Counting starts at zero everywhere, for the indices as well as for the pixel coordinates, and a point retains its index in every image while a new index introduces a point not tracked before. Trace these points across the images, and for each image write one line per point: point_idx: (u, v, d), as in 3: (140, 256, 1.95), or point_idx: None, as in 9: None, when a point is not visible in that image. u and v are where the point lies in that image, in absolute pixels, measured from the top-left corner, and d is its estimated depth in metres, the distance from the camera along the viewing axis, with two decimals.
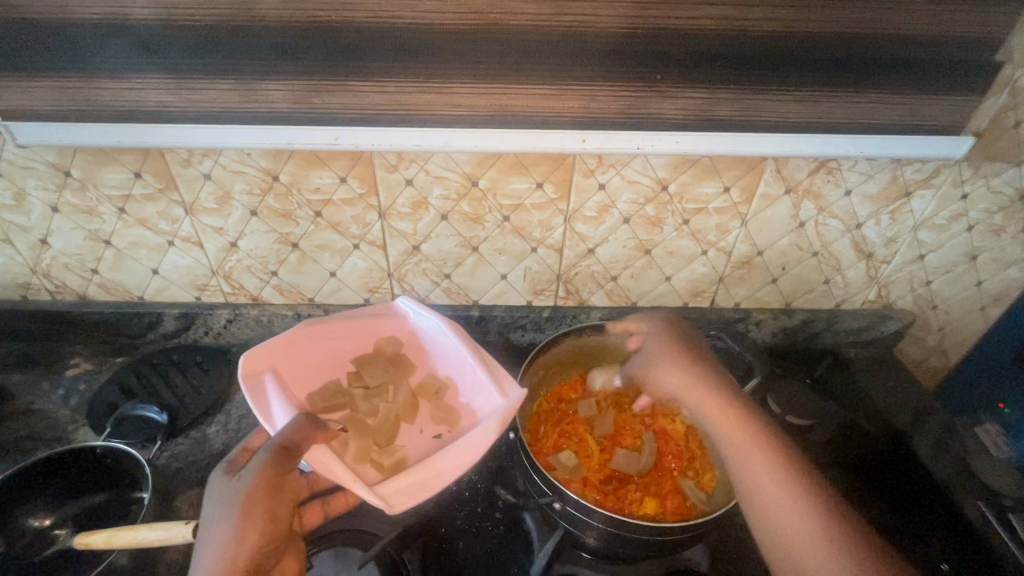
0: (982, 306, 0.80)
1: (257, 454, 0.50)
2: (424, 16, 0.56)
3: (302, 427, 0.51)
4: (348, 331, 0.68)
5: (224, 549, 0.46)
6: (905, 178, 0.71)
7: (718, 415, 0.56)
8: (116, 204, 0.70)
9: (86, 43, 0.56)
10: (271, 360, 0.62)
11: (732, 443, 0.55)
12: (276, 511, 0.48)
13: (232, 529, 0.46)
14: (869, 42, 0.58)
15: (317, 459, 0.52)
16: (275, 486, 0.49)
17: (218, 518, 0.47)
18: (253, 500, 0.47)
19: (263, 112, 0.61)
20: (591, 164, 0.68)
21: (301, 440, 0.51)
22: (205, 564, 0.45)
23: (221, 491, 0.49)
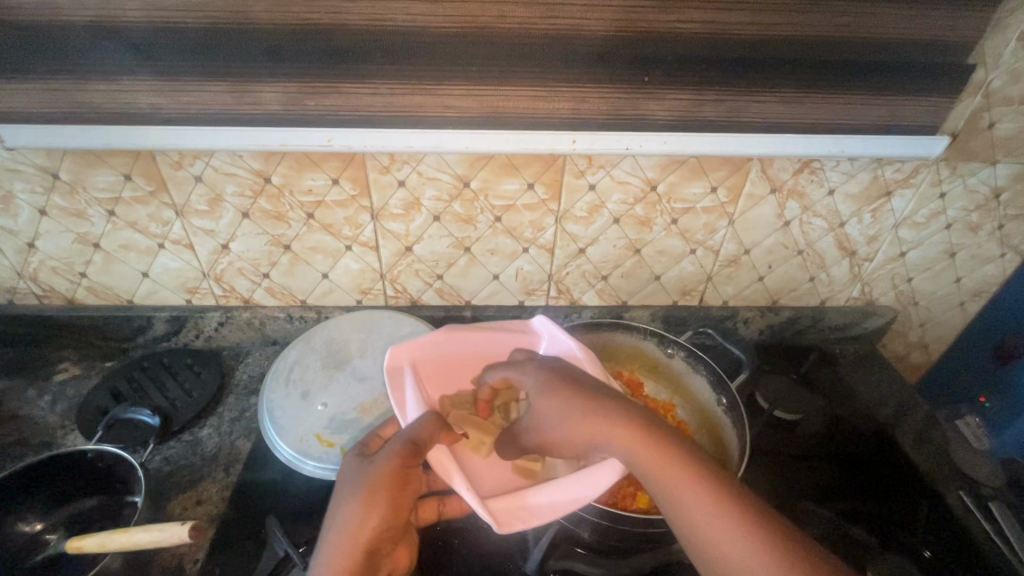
0: (962, 301, 0.84)
1: (389, 442, 0.52)
2: (415, 20, 0.56)
3: (432, 424, 0.53)
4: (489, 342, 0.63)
5: (349, 526, 0.49)
6: (885, 178, 0.73)
7: (626, 446, 0.49)
8: (106, 207, 0.70)
9: (75, 45, 0.56)
10: (412, 355, 0.60)
11: (652, 473, 0.48)
12: (399, 499, 0.51)
13: (358, 509, 0.49)
14: (849, 45, 0.60)
15: (437, 460, 0.52)
16: (401, 475, 0.51)
17: (348, 496, 0.50)
18: (379, 485, 0.50)
19: (254, 113, 0.62)
20: (582, 164, 0.69)
21: (431, 439, 0.52)
22: (331, 535, 0.49)
23: (355, 470, 0.53)
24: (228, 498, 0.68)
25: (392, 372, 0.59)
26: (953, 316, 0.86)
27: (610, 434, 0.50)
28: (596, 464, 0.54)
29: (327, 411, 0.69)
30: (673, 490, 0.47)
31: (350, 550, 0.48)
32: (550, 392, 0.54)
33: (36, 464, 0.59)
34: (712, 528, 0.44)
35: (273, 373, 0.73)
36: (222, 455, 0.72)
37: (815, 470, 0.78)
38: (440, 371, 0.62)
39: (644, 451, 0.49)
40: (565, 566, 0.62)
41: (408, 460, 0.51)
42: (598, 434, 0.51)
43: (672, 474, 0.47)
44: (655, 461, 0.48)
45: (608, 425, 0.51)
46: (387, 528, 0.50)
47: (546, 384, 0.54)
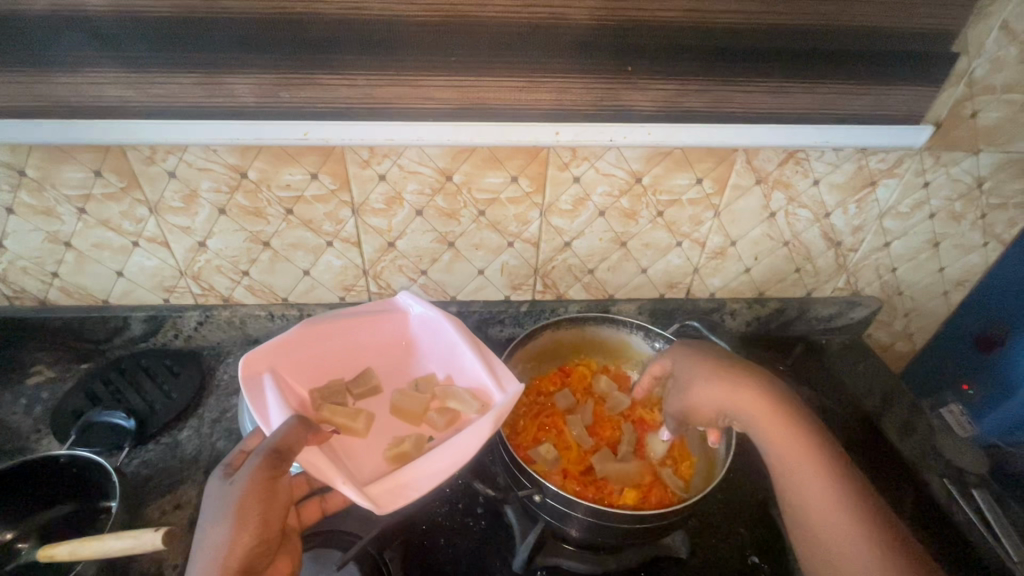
0: (946, 291, 0.85)
1: (249, 458, 0.49)
2: (391, 9, 0.55)
3: (293, 429, 0.52)
4: (350, 327, 0.68)
5: (216, 554, 0.45)
6: (869, 168, 0.73)
7: (774, 432, 0.54)
8: (77, 204, 0.68)
9: (38, 35, 0.54)
10: (271, 361, 0.62)
11: (782, 453, 0.54)
12: (268, 514, 0.47)
13: (223, 531, 0.45)
14: (829, 34, 0.60)
15: (306, 460, 0.52)
16: (270, 486, 0.48)
17: (212, 523, 0.46)
18: (244, 504, 0.46)
19: (228, 107, 0.60)
20: (566, 157, 0.68)
21: (292, 441, 0.51)
22: (199, 563, 0.45)
23: (216, 494, 0.48)
24: None
25: (249, 379, 0.60)
26: (937, 305, 0.86)
27: (767, 423, 0.55)
28: (466, 431, 0.58)
29: None
30: (812, 485, 0.52)
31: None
32: (704, 364, 0.60)
33: (16, 467, 0.58)
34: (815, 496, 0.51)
35: None
36: (202, 457, 0.70)
37: None
38: (303, 367, 0.65)
39: (791, 441, 0.54)
40: (554, 562, 0.62)
41: (271, 471, 0.48)
42: (752, 421, 0.56)
43: (813, 473, 0.52)
44: (795, 450, 0.53)
45: (771, 417, 0.55)
46: (260, 545, 0.47)
47: (712, 369, 0.59)
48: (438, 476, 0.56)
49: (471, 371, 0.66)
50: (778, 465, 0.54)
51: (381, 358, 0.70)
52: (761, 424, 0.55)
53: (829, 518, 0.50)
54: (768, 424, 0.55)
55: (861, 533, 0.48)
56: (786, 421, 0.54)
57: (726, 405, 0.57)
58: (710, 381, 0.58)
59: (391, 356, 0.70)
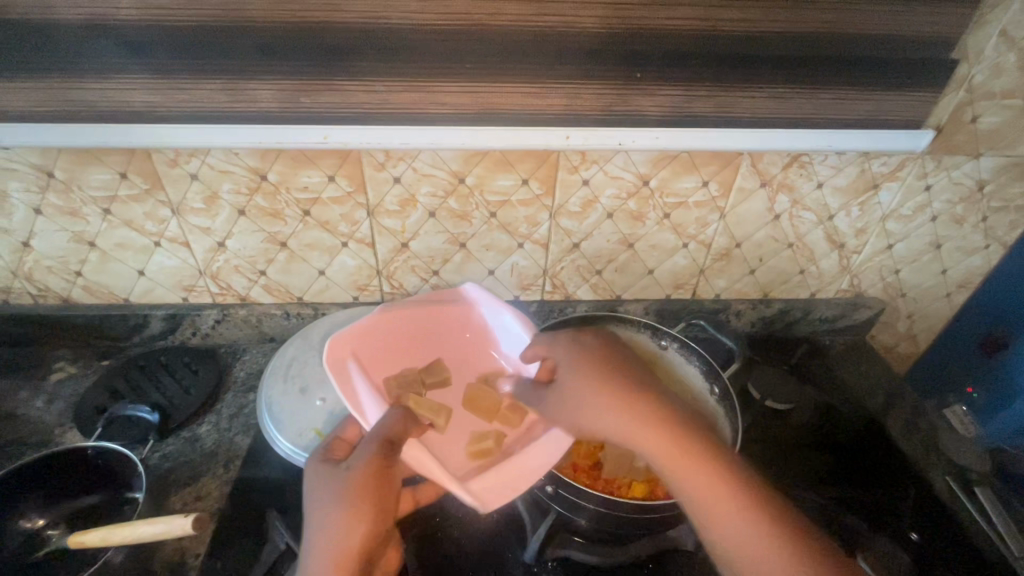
0: (948, 293, 0.86)
1: (359, 448, 0.55)
2: (408, 17, 0.57)
3: (397, 421, 0.56)
4: (419, 318, 0.69)
5: (337, 536, 0.51)
6: (872, 171, 0.74)
7: (654, 448, 0.52)
8: (102, 205, 0.70)
9: (69, 42, 0.56)
10: (354, 347, 0.65)
11: (674, 470, 0.51)
12: (382, 499, 0.53)
13: (343, 516, 0.51)
14: (833, 41, 0.62)
15: (411, 455, 0.57)
16: (383, 475, 0.53)
17: (333, 506, 0.52)
18: (360, 490, 0.52)
19: (250, 111, 0.62)
20: (575, 160, 0.70)
21: (400, 432, 0.56)
22: (322, 542, 0.51)
23: (327, 479, 0.54)
24: (228, 493, 0.68)
25: (334, 364, 0.62)
26: (940, 306, 0.88)
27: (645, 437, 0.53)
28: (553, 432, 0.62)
29: (326, 404, 0.69)
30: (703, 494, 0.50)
31: (346, 555, 0.50)
32: (589, 369, 0.58)
33: (46, 458, 0.60)
34: (718, 514, 0.49)
35: (272, 370, 0.73)
36: (221, 451, 0.72)
37: (807, 459, 0.78)
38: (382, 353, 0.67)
39: (688, 453, 0.51)
40: (562, 554, 0.64)
41: (385, 459, 0.54)
42: (632, 438, 0.53)
43: (706, 483, 0.50)
44: (692, 461, 0.51)
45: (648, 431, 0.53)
46: (377, 528, 0.52)
47: (595, 387, 0.56)
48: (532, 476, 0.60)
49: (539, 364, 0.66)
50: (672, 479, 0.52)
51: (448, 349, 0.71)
52: (646, 439, 0.53)
53: (726, 532, 0.49)
54: (638, 437, 0.53)
55: (750, 537, 0.48)
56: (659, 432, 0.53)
57: (614, 416, 0.54)
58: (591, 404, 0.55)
59: (463, 347, 0.71)
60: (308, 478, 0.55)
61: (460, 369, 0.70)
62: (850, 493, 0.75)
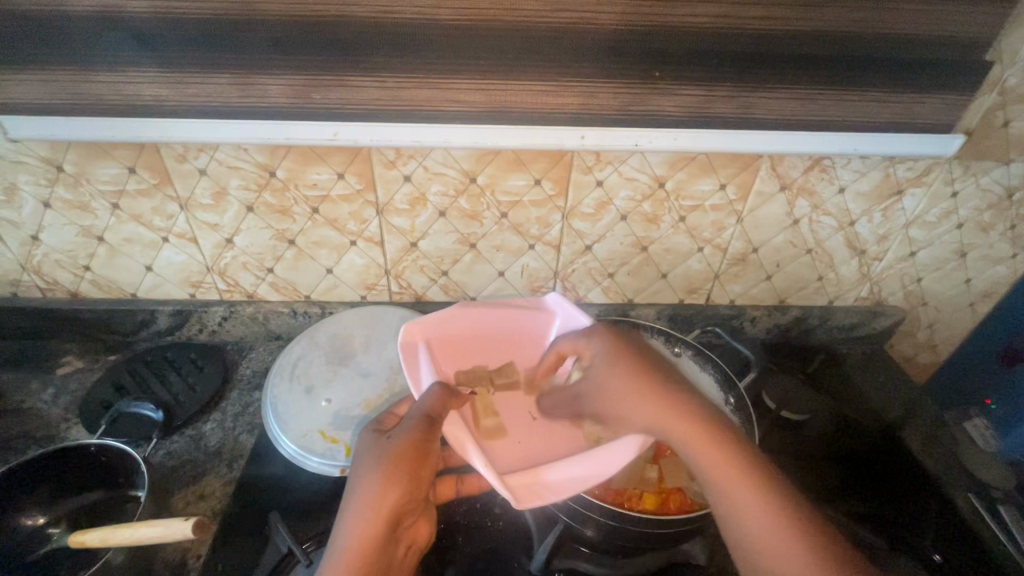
0: (971, 302, 0.80)
1: (405, 419, 0.53)
2: (422, 12, 0.56)
3: (438, 396, 0.53)
4: (497, 319, 0.65)
5: (369, 498, 0.50)
6: (896, 176, 0.72)
7: (676, 431, 0.51)
8: (110, 199, 0.70)
9: (79, 35, 0.56)
10: (429, 333, 0.63)
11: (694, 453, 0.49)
12: (420, 468, 0.52)
13: (377, 479, 0.50)
14: (861, 41, 0.59)
15: (450, 434, 0.53)
16: (421, 449, 0.52)
17: (369, 471, 0.51)
18: (399, 457, 0.51)
19: (260, 107, 0.61)
20: (589, 160, 0.68)
21: (441, 408, 0.53)
22: (355, 504, 0.50)
23: (368, 446, 0.53)
24: (231, 493, 0.67)
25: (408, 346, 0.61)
26: (962, 317, 0.82)
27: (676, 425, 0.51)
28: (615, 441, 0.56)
29: (331, 405, 0.69)
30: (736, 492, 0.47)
31: (373, 522, 0.49)
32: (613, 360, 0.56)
33: (49, 456, 0.59)
34: (736, 494, 0.47)
35: (277, 368, 0.72)
36: (225, 449, 0.72)
37: (824, 471, 0.78)
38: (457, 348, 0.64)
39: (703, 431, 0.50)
40: (570, 565, 0.63)
41: (426, 436, 0.52)
42: (649, 419, 0.52)
43: (722, 466, 0.48)
44: (706, 441, 0.49)
45: (681, 420, 0.51)
46: (407, 500, 0.51)
47: (622, 368, 0.56)
48: (576, 482, 0.55)
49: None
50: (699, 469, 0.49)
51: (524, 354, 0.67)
52: (665, 419, 0.51)
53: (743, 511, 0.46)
54: (654, 415, 0.52)
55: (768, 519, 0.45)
56: (693, 422, 0.50)
57: (636, 394, 0.54)
58: (618, 383, 0.55)
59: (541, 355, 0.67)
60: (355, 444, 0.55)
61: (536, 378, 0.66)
62: (867, 507, 0.75)
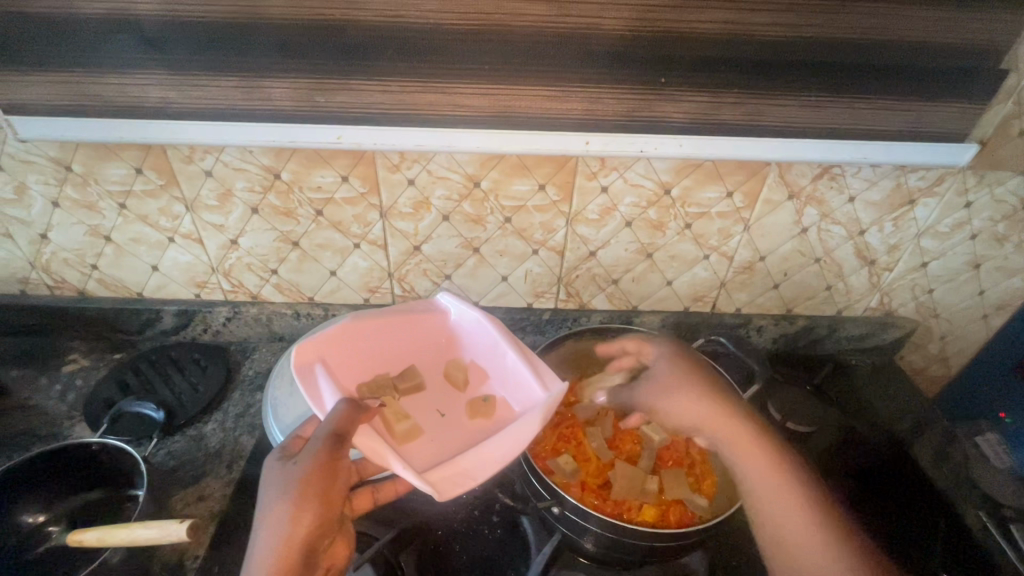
0: (986, 315, 0.81)
1: (310, 442, 0.51)
2: (429, 16, 0.56)
3: (345, 413, 0.52)
4: (389, 325, 0.66)
5: (280, 530, 0.48)
6: (908, 186, 0.71)
7: (732, 440, 0.61)
8: (117, 200, 0.70)
9: (89, 38, 0.56)
10: (322, 352, 0.60)
11: (740, 456, 0.60)
12: (329, 492, 0.50)
13: (287, 509, 0.48)
14: (872, 49, 0.58)
15: (365, 446, 0.52)
16: (328, 469, 0.50)
17: (274, 501, 0.49)
18: (309, 483, 0.49)
19: (266, 109, 0.61)
20: (594, 166, 0.67)
21: (351, 423, 0.52)
22: (264, 537, 0.48)
23: (274, 475, 0.51)
24: (230, 494, 0.67)
25: (300, 371, 0.58)
26: (975, 329, 0.82)
27: (735, 436, 0.60)
28: (519, 420, 0.58)
29: None
30: (783, 503, 0.56)
31: (282, 554, 0.47)
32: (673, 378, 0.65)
33: (61, 453, 0.60)
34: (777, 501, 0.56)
35: (279, 371, 0.72)
36: (225, 450, 0.72)
37: (834, 486, 0.74)
38: (350, 360, 0.62)
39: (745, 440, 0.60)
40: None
41: (333, 454, 0.50)
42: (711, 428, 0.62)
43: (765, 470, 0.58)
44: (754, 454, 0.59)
45: (739, 432, 0.61)
46: (318, 526, 0.49)
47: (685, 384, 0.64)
48: (495, 465, 0.56)
49: (516, 372, 0.64)
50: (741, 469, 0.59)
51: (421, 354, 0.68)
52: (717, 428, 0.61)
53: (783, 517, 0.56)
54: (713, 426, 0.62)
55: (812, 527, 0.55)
56: (738, 434, 0.61)
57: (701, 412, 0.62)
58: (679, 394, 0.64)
59: (432, 355, 0.69)
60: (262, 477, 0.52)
61: (433, 378, 0.68)
62: (879, 525, 0.71)
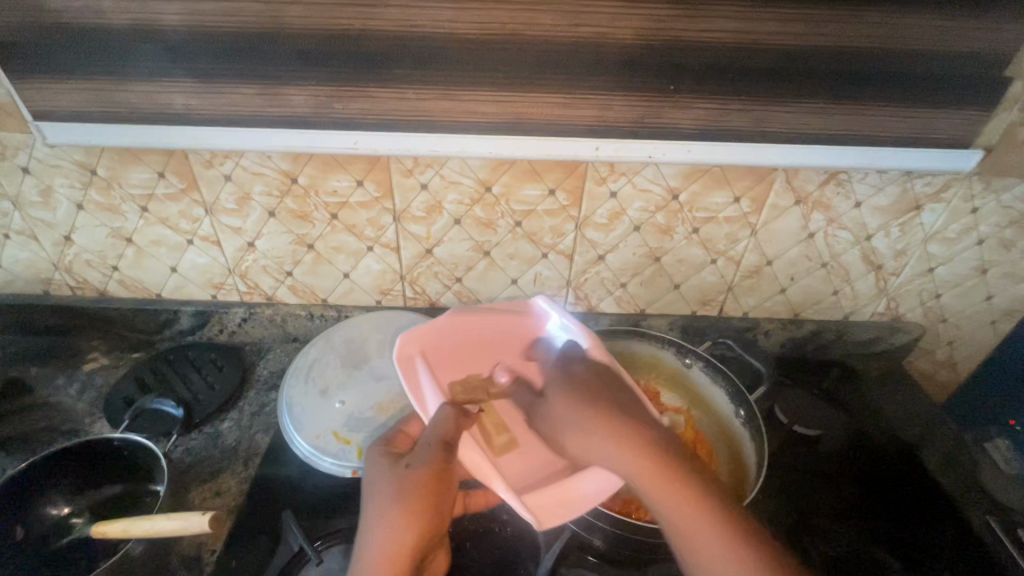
0: (993, 319, 0.82)
1: (420, 445, 0.55)
2: (443, 27, 0.57)
3: (448, 420, 0.55)
4: (487, 326, 0.64)
5: (393, 532, 0.52)
6: (915, 191, 0.71)
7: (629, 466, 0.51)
8: (139, 203, 0.72)
9: (116, 47, 0.58)
10: (422, 344, 0.62)
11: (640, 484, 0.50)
12: (438, 501, 0.54)
13: (397, 514, 0.52)
14: (878, 56, 0.59)
15: (468, 458, 0.55)
16: (438, 479, 0.54)
17: (389, 502, 0.53)
18: (417, 490, 0.53)
19: (285, 116, 0.63)
20: (603, 171, 0.69)
21: (455, 431, 0.55)
22: (377, 536, 0.52)
23: (383, 473, 0.55)
24: (246, 490, 0.69)
25: (402, 362, 0.60)
26: (983, 334, 0.84)
27: (632, 457, 0.51)
28: None
29: (344, 407, 0.70)
30: (686, 519, 0.48)
31: (395, 556, 0.51)
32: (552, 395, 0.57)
33: (84, 447, 0.62)
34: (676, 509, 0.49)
35: (294, 370, 0.74)
36: (241, 447, 0.73)
37: (842, 488, 0.75)
38: (450, 358, 0.63)
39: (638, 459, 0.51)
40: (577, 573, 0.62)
41: (443, 463, 0.54)
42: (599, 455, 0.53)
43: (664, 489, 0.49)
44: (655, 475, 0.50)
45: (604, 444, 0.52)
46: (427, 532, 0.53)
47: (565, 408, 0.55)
48: (596, 497, 0.57)
49: None
50: (656, 506, 0.50)
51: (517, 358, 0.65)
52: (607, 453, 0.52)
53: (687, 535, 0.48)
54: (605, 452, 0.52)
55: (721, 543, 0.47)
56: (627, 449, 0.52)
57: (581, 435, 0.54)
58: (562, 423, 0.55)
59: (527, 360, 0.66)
60: (368, 468, 0.56)
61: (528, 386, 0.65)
62: (885, 528, 0.71)
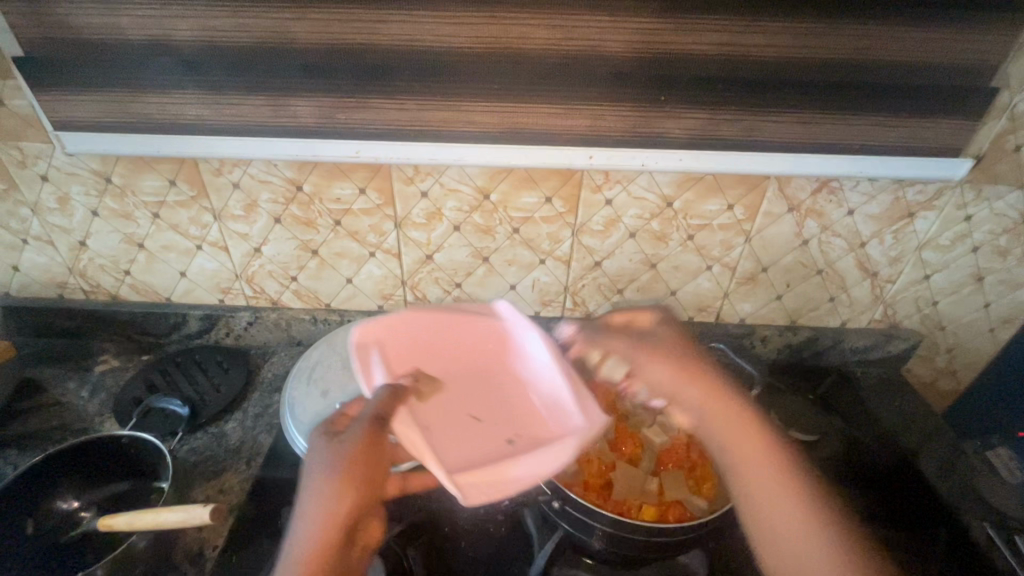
0: (991, 327, 0.81)
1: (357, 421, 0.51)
2: (444, 41, 0.60)
3: (387, 398, 0.53)
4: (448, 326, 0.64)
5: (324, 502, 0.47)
6: (906, 200, 0.73)
7: (723, 413, 0.55)
8: (152, 209, 0.75)
9: (132, 60, 0.61)
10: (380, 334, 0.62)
11: (726, 434, 0.54)
12: (374, 473, 0.49)
13: (330, 486, 0.48)
14: (864, 68, 0.61)
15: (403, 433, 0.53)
16: (370, 450, 0.49)
17: (319, 475, 0.48)
18: (349, 463, 0.48)
19: (291, 126, 0.66)
20: (598, 179, 0.71)
21: (393, 410, 0.53)
22: (309, 507, 0.47)
23: (318, 451, 0.50)
24: (247, 489, 0.70)
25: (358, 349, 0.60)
26: (983, 343, 0.83)
27: (719, 411, 0.55)
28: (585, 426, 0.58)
29: None
30: (757, 474, 0.52)
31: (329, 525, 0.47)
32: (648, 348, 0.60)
33: (96, 441, 0.65)
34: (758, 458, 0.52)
35: (297, 371, 0.76)
36: (245, 446, 0.75)
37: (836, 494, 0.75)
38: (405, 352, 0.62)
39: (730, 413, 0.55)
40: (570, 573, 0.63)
41: (376, 433, 0.50)
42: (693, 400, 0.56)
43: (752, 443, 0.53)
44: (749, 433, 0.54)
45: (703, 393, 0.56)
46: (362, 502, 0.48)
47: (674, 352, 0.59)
48: (529, 479, 0.55)
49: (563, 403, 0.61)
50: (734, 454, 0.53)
51: (473, 356, 0.65)
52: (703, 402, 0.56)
53: (762, 486, 0.51)
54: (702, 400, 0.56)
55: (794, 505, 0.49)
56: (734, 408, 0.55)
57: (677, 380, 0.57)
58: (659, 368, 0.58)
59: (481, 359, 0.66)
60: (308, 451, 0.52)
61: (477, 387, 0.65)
62: (880, 534, 0.71)
